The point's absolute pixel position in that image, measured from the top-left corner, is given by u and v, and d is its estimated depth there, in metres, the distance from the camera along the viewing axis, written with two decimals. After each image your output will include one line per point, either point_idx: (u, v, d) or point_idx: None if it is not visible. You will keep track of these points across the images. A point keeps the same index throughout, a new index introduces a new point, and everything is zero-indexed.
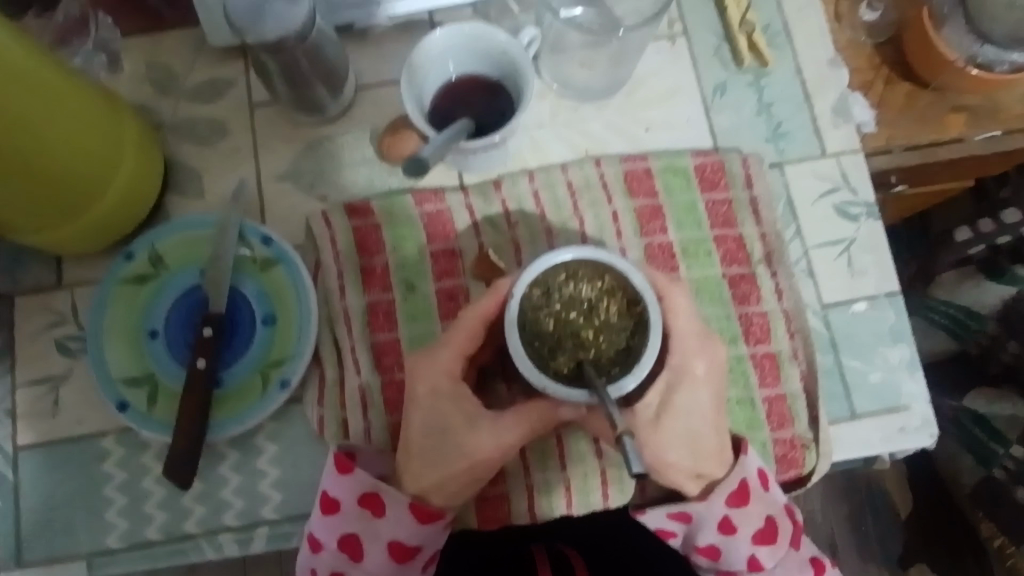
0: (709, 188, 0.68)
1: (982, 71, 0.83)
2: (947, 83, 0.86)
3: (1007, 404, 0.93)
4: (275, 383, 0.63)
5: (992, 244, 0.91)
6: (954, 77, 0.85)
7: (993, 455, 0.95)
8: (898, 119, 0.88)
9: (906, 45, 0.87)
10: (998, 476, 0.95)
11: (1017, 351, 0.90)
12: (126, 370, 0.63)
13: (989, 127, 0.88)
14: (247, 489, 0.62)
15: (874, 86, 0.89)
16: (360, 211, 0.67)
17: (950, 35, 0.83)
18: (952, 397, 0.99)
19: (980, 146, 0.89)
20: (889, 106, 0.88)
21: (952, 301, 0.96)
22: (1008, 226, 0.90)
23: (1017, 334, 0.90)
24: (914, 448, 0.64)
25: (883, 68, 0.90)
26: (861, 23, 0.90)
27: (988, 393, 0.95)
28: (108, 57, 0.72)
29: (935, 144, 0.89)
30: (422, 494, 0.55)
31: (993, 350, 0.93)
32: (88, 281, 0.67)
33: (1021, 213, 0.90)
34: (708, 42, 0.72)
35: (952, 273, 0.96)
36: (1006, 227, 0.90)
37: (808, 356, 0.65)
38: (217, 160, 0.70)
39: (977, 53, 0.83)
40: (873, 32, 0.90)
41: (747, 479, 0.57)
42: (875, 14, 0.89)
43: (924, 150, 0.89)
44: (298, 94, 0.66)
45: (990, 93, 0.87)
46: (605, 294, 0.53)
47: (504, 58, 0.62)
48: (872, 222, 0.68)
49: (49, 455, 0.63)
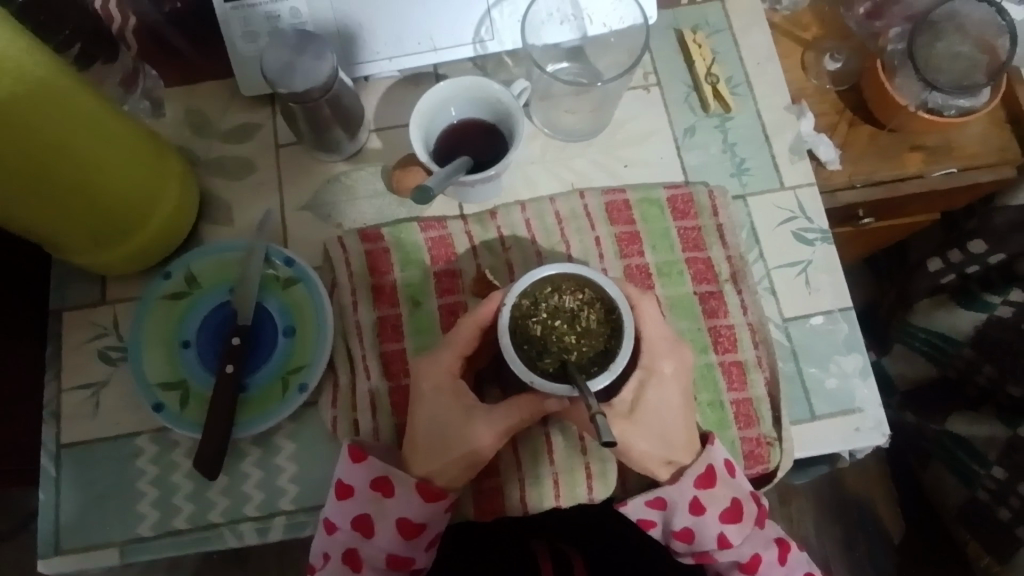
0: (681, 216, 0.77)
1: (932, 114, 0.93)
2: (901, 125, 0.96)
3: (986, 425, 1.02)
4: (294, 387, 0.70)
5: (961, 273, 1.00)
6: (907, 119, 0.95)
7: (976, 475, 1.06)
8: (863, 156, 0.98)
9: (865, 94, 0.98)
10: (982, 497, 1.06)
11: (991, 374, 1.00)
12: (161, 376, 0.71)
13: (944, 164, 0.97)
14: (267, 482, 0.70)
15: (839, 127, 0.99)
16: (372, 236, 0.76)
17: (901, 83, 0.94)
18: (935, 422, 1.12)
19: (937, 181, 0.98)
20: (853, 146, 0.98)
21: (929, 327, 1.08)
22: (975, 256, 0.96)
23: (991, 358, 0.99)
24: (870, 446, 0.71)
25: (847, 111, 1.00)
26: (827, 72, 1.01)
27: (966, 416, 1.06)
28: (152, 104, 0.82)
29: (897, 180, 0.98)
30: (428, 477, 0.63)
31: (970, 373, 1.04)
32: (128, 298, 0.76)
33: (985, 244, 0.95)
34: (679, 91, 0.82)
35: (926, 301, 1.07)
36: (973, 257, 0.97)
37: (771, 364, 0.72)
38: (245, 192, 0.80)
39: (927, 99, 0.92)
40: (838, 79, 1.01)
41: (713, 464, 0.64)
42: (838, 64, 1.00)
43: (886, 185, 0.98)
44: (320, 135, 0.76)
45: (943, 133, 0.97)
46: (585, 304, 0.61)
47: (499, 106, 0.72)
48: (826, 246, 0.77)
49: (89, 452, 0.71)
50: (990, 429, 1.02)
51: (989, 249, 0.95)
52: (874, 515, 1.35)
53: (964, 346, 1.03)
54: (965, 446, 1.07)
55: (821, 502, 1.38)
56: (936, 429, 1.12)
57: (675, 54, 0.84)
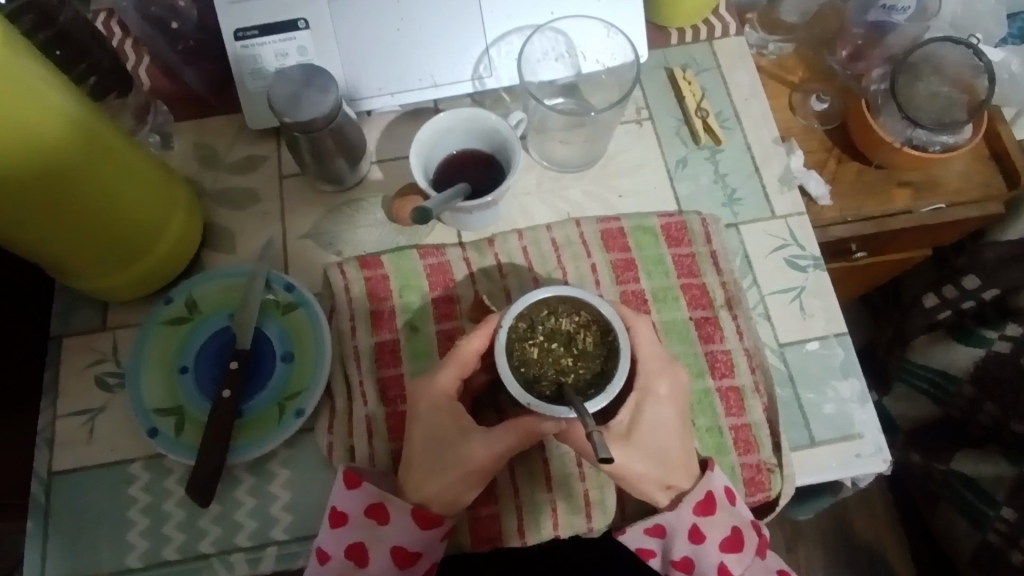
0: (675, 243, 0.78)
1: (917, 150, 0.96)
2: (887, 161, 0.99)
3: (991, 464, 1.01)
4: (291, 412, 0.70)
5: (957, 309, 1.00)
6: (891, 155, 0.97)
7: (986, 516, 1.05)
8: (849, 191, 1.00)
9: (852, 133, 1.00)
10: (994, 540, 1.04)
11: (993, 412, 1.00)
12: (158, 401, 0.71)
13: (932, 201, 0.99)
14: (260, 511, 0.68)
15: (828, 165, 1.01)
16: (371, 263, 0.77)
17: (886, 121, 0.96)
18: (940, 461, 1.10)
19: (924, 217, 1.00)
20: (841, 182, 1.00)
21: (930, 365, 1.07)
22: (969, 291, 0.98)
23: (992, 396, 0.99)
24: (870, 472, 0.70)
25: (835, 150, 1.02)
26: (813, 112, 1.03)
27: (972, 455, 1.05)
28: (161, 138, 0.85)
29: (885, 215, 1.00)
30: (424, 503, 0.62)
31: (972, 412, 1.04)
32: (128, 324, 0.76)
33: (979, 279, 0.97)
34: (670, 124, 0.86)
35: (923, 337, 1.06)
36: (967, 292, 0.98)
37: (769, 389, 0.72)
38: (248, 221, 0.81)
39: (911, 135, 0.94)
40: (825, 119, 1.03)
41: (713, 491, 0.63)
42: (824, 104, 1.03)
43: (875, 220, 1.00)
44: (323, 166, 0.78)
45: (928, 169, 1.00)
46: (582, 327, 0.61)
47: (497, 136, 0.74)
48: (818, 272, 0.78)
49: (81, 479, 0.70)
50: (998, 470, 1.01)
51: (982, 284, 0.97)
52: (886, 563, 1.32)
53: (964, 383, 1.03)
54: (977, 489, 1.05)
55: (830, 548, 1.34)
56: (942, 470, 1.10)
57: (665, 90, 0.87)
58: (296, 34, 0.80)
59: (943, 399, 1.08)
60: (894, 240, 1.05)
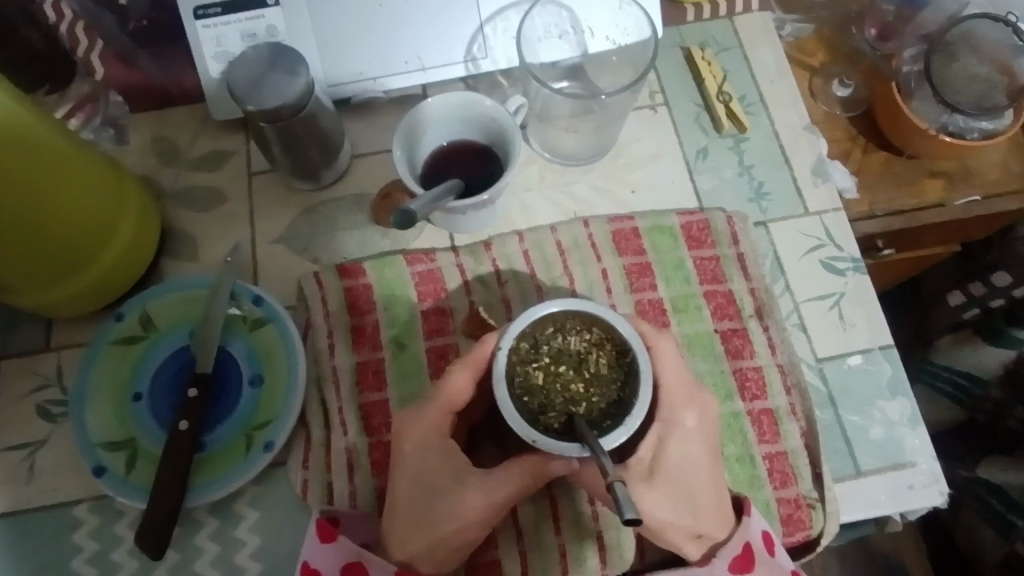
0: (696, 245, 0.69)
1: (952, 138, 0.84)
2: (919, 151, 0.87)
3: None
4: (259, 445, 0.61)
5: (985, 307, 0.90)
6: (925, 144, 0.85)
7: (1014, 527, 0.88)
8: (877, 184, 0.88)
9: (879, 120, 0.89)
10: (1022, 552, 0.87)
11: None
12: (107, 433, 0.61)
13: (967, 193, 0.88)
14: (224, 560, 0.60)
15: (853, 155, 0.89)
16: (352, 271, 0.67)
17: (919, 106, 0.84)
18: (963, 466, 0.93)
19: (960, 211, 0.88)
20: (868, 174, 0.89)
21: (951, 365, 0.95)
22: (999, 289, 0.88)
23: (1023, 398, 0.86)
24: (926, 507, 0.61)
25: (860, 139, 0.91)
26: (835, 98, 0.91)
27: (1000, 461, 0.90)
28: (116, 132, 0.75)
29: (917, 209, 0.88)
30: (410, 562, 0.52)
31: (1000, 415, 0.90)
32: (76, 344, 0.67)
33: (1010, 276, 0.88)
34: (688, 111, 0.76)
35: (947, 338, 0.96)
36: (997, 290, 0.89)
37: (807, 412, 0.63)
38: (213, 224, 0.72)
39: (948, 122, 0.84)
40: (848, 106, 0.91)
41: (751, 542, 0.54)
42: (848, 90, 0.91)
43: (906, 215, 0.88)
44: (296, 161, 0.68)
45: (962, 158, 0.89)
46: (594, 346, 0.52)
47: (494, 124, 0.65)
48: (859, 276, 0.69)
49: (19, 525, 0.61)
50: None
51: (1013, 281, 0.87)
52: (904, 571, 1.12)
53: (992, 386, 0.90)
54: (1006, 497, 0.89)
55: None
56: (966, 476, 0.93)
57: (682, 72, 0.78)
58: (264, 12, 0.69)
59: (966, 401, 0.94)
60: (924, 237, 0.93)
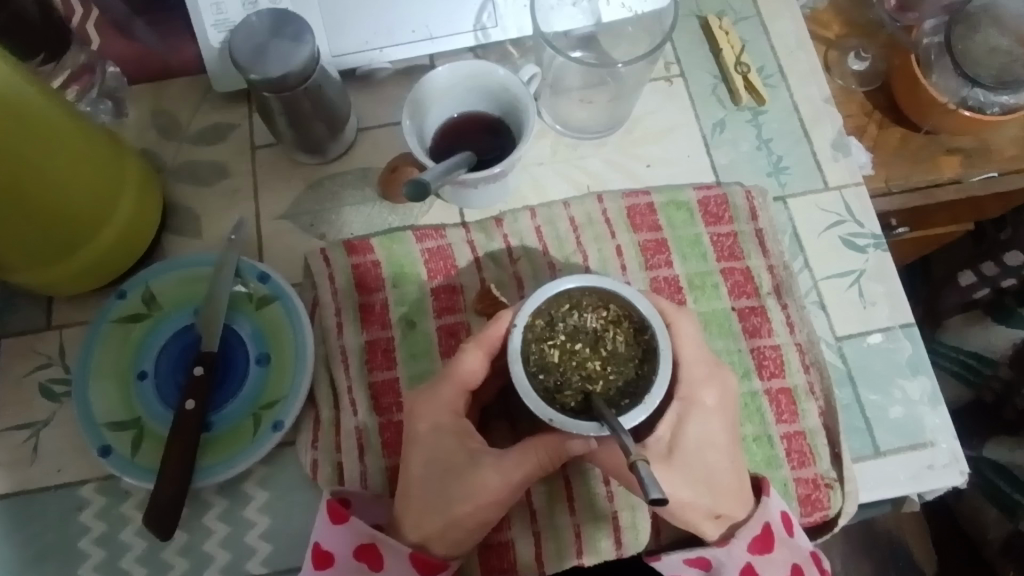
0: (713, 221, 0.67)
1: (973, 112, 0.77)
2: (937, 126, 0.80)
3: None
4: (267, 425, 0.59)
5: (996, 286, 0.84)
6: (943, 119, 0.79)
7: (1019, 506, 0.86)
8: (894, 160, 0.82)
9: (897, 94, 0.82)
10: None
11: None
12: (112, 413, 0.60)
13: (985, 169, 0.81)
14: (233, 540, 0.59)
15: (868, 130, 0.83)
16: (359, 248, 0.65)
17: (938, 80, 0.78)
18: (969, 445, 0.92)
19: (977, 187, 0.82)
20: (884, 150, 0.82)
21: (962, 346, 0.90)
22: (1012, 269, 0.81)
23: None
24: (946, 487, 0.60)
25: (875, 113, 0.84)
26: (850, 72, 0.85)
27: (1009, 440, 0.87)
28: (114, 105, 0.73)
29: (932, 186, 0.82)
30: (423, 543, 0.52)
31: (1009, 395, 0.87)
32: (77, 322, 0.66)
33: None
34: (705, 82, 0.74)
35: (958, 317, 0.90)
36: (1010, 270, 0.81)
37: (826, 391, 0.62)
38: (216, 200, 0.70)
39: (968, 95, 0.77)
40: (862, 80, 0.85)
41: (770, 522, 0.53)
42: (863, 63, 0.85)
43: (922, 191, 0.82)
44: (300, 133, 0.66)
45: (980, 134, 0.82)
46: (611, 323, 0.51)
47: (506, 94, 0.63)
48: (880, 252, 0.67)
49: (24, 506, 0.60)
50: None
51: None
52: (909, 554, 1.02)
53: (999, 364, 0.86)
54: (1013, 477, 0.86)
55: None
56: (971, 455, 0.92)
57: (698, 42, 0.75)
58: None
59: (972, 381, 0.91)
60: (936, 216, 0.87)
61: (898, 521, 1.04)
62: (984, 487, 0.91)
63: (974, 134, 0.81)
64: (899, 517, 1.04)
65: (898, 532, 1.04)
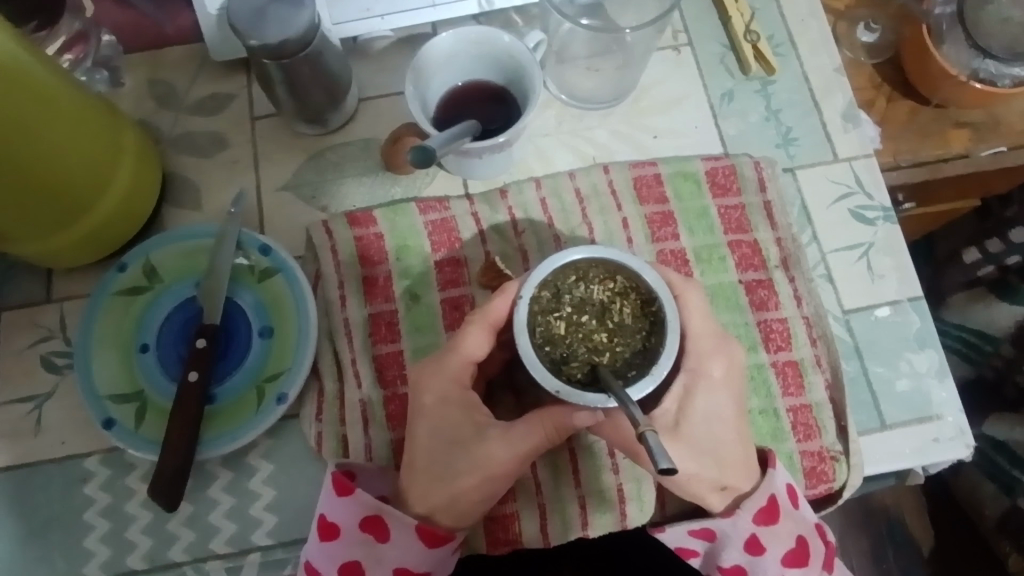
0: (721, 193, 0.66)
1: (985, 85, 0.73)
2: (948, 99, 0.77)
3: None
4: (271, 398, 0.59)
5: (1001, 265, 0.81)
6: (954, 93, 0.75)
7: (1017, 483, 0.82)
8: (900, 134, 0.79)
9: (907, 67, 0.78)
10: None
11: None
12: (114, 385, 0.60)
13: (994, 143, 0.78)
14: (239, 511, 0.59)
15: (876, 104, 0.79)
16: (362, 220, 0.64)
17: (950, 51, 0.74)
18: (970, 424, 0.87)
19: (984, 162, 0.79)
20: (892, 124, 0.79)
21: (964, 324, 0.85)
22: (1018, 245, 0.80)
23: None
24: (951, 459, 0.60)
25: (884, 86, 0.80)
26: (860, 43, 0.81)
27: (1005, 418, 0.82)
28: (109, 74, 0.71)
29: (939, 160, 0.79)
30: (429, 515, 0.51)
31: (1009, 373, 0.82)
32: (78, 295, 0.65)
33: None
34: (713, 51, 0.72)
35: (960, 295, 0.86)
36: (1015, 246, 0.80)
37: (832, 364, 0.62)
38: (215, 171, 0.69)
39: (979, 67, 0.73)
40: (872, 52, 0.80)
41: (776, 494, 0.53)
42: (873, 35, 0.80)
43: (928, 166, 0.79)
44: (299, 102, 0.65)
45: (990, 107, 0.78)
46: (618, 295, 0.50)
47: (511, 62, 0.61)
48: (889, 225, 0.67)
49: (29, 477, 0.60)
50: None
51: None
52: (905, 529, 0.99)
53: (1002, 342, 0.81)
54: (1011, 454, 0.82)
55: None
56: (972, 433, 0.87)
57: (707, 9, 0.73)
58: None
59: (974, 358, 0.85)
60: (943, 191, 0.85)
61: (896, 497, 1.00)
62: (981, 465, 0.86)
63: (985, 106, 0.77)
64: (896, 493, 1.00)
65: (895, 507, 1.00)
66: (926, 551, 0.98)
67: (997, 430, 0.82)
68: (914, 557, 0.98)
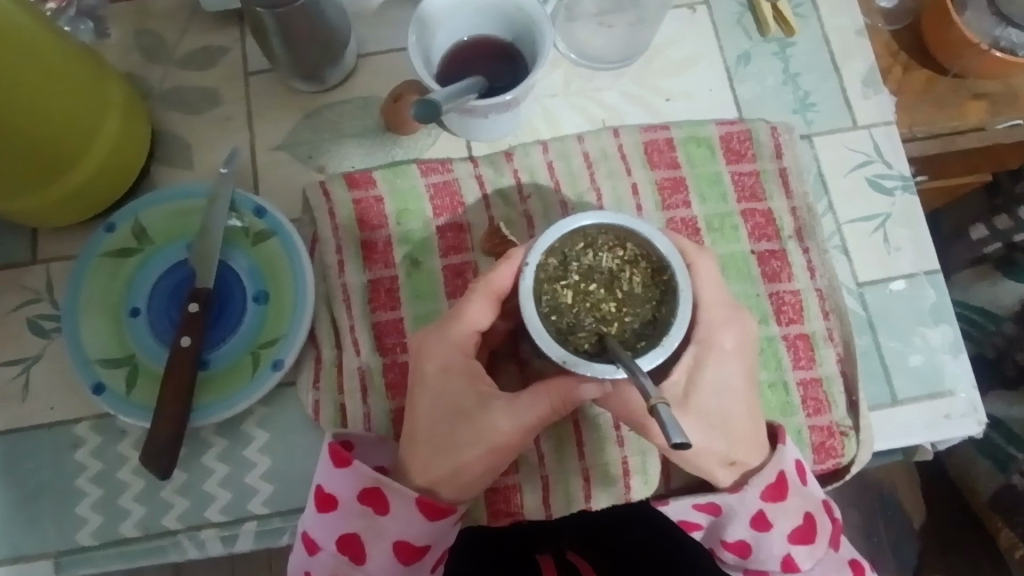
0: (735, 159, 0.64)
1: (1006, 54, 0.67)
2: (967, 68, 0.70)
3: None
4: (266, 364, 0.57)
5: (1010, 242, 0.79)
6: (973, 62, 0.69)
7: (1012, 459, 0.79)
8: (917, 105, 0.72)
9: (927, 33, 0.72)
10: (1019, 483, 0.78)
11: None
12: (104, 350, 0.58)
13: (1012, 116, 0.72)
14: (234, 480, 0.57)
15: (892, 72, 0.73)
16: (360, 181, 0.62)
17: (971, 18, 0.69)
18: None
19: (1000, 137, 0.73)
20: (906, 95, 0.72)
21: (965, 301, 0.82)
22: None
23: None
24: (962, 436, 0.59)
25: (901, 55, 0.73)
26: (877, 10, 0.74)
27: (1007, 395, 0.79)
28: (94, 24, 0.68)
29: (954, 133, 0.73)
30: (430, 487, 0.50)
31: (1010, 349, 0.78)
32: (66, 256, 0.62)
33: None
34: (730, 10, 0.69)
35: (966, 271, 0.83)
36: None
37: (845, 338, 0.60)
38: (207, 129, 0.66)
39: (1000, 36, 0.68)
40: (889, 18, 0.74)
41: (785, 470, 0.51)
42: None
43: (944, 138, 0.73)
44: (295, 57, 0.61)
45: (1010, 76, 0.72)
46: (627, 263, 0.47)
47: (520, 15, 0.58)
48: (908, 196, 0.64)
49: (18, 443, 0.58)
50: None
51: None
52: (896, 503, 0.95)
53: (1006, 320, 0.78)
54: (1009, 431, 0.78)
55: None
56: None
57: None
58: None
59: (977, 336, 0.81)
60: (955, 165, 0.79)
61: (889, 472, 0.96)
62: (977, 441, 0.82)
63: (1002, 76, 0.71)
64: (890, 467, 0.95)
65: (888, 482, 0.96)
66: (918, 524, 0.94)
67: (995, 408, 0.79)
68: (904, 530, 0.94)
